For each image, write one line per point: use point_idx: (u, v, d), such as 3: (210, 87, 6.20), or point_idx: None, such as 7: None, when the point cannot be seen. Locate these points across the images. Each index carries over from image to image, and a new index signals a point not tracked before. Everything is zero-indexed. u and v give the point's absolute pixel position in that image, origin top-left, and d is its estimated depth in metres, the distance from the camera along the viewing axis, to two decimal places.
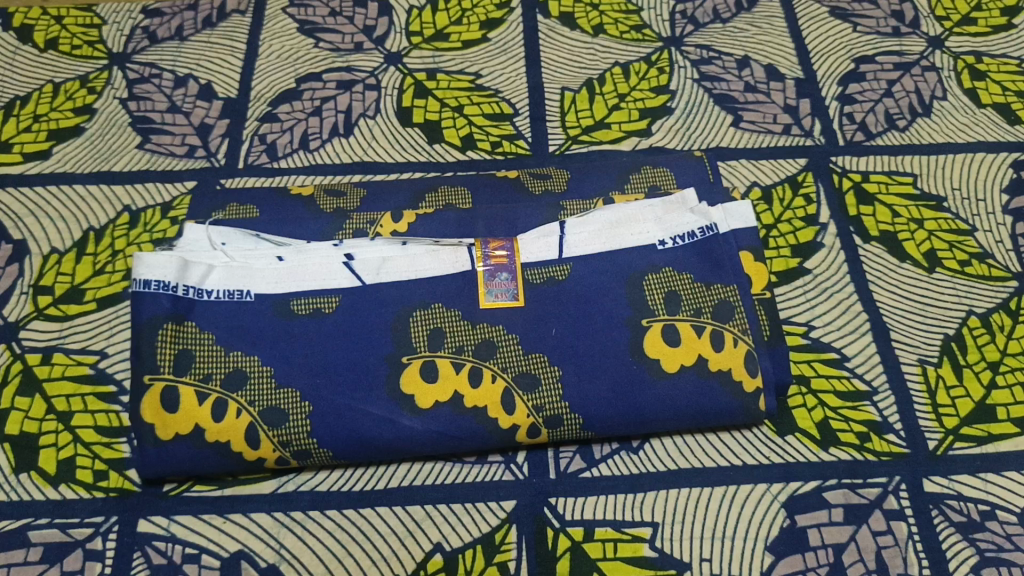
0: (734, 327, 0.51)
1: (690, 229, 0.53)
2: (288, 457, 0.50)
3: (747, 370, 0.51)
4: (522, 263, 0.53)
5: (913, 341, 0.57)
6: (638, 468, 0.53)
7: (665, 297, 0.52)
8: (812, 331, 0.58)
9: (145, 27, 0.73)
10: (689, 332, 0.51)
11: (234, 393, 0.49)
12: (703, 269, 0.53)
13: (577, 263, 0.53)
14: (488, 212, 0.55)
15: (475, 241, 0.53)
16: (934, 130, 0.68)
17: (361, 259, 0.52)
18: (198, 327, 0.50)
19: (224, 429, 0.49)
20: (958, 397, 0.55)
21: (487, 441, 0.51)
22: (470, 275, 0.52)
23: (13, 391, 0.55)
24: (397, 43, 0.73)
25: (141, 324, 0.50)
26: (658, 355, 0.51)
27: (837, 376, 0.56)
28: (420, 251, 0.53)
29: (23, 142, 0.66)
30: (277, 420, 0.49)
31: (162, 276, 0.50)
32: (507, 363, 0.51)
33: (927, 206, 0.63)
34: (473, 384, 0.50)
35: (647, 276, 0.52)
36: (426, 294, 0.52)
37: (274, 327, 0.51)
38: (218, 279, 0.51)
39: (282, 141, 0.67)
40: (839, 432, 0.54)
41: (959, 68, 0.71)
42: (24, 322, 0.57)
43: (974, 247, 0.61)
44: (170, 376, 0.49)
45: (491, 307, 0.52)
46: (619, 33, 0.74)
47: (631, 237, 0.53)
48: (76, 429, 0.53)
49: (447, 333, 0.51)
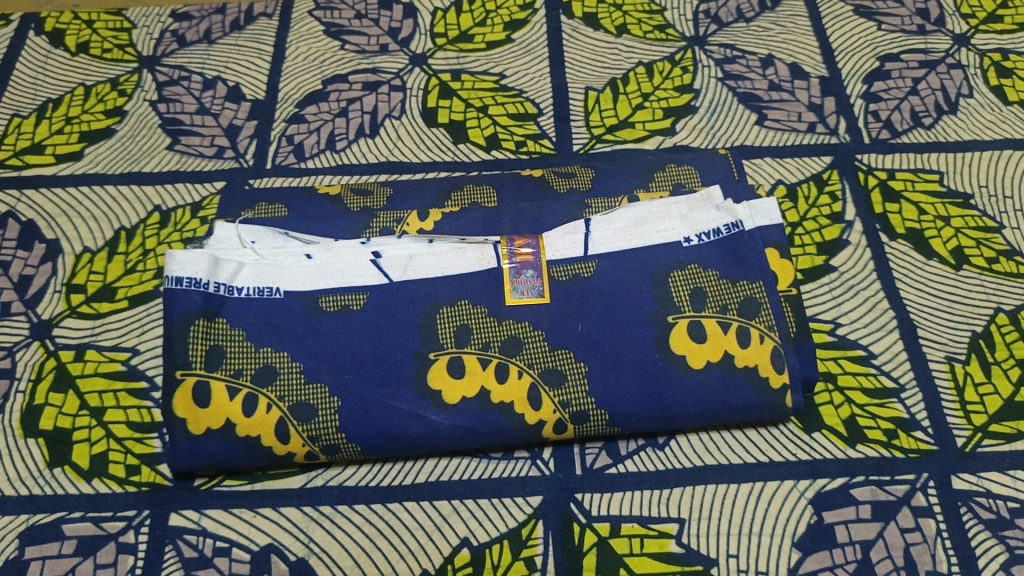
0: (761, 324, 0.51)
1: (715, 227, 0.54)
2: (317, 452, 0.51)
3: (774, 366, 0.51)
4: (548, 260, 0.53)
5: (940, 338, 0.57)
6: (664, 465, 0.53)
7: (691, 293, 0.52)
8: (838, 328, 0.58)
9: (174, 31, 0.75)
10: (715, 328, 0.51)
11: (265, 388, 0.50)
12: (729, 266, 0.53)
13: (602, 261, 0.53)
14: (515, 210, 0.56)
15: (501, 239, 0.54)
16: (960, 128, 0.67)
17: (389, 257, 0.53)
18: (228, 324, 0.51)
19: (255, 424, 0.50)
20: (986, 394, 0.55)
21: (514, 436, 0.51)
22: (497, 272, 0.53)
23: (48, 387, 0.55)
24: (422, 45, 0.74)
25: (173, 321, 0.51)
26: (684, 351, 0.51)
27: (864, 373, 0.56)
28: (446, 248, 0.53)
29: (56, 144, 0.67)
30: (306, 415, 0.50)
31: (193, 272, 0.51)
32: (534, 360, 0.51)
33: (954, 203, 0.63)
34: (500, 380, 0.50)
35: (673, 272, 0.53)
36: (452, 291, 0.52)
37: (303, 324, 0.51)
38: (247, 276, 0.52)
39: (310, 142, 0.67)
40: (867, 429, 0.54)
41: (985, 66, 0.71)
42: (57, 320, 0.58)
43: (1002, 245, 0.61)
44: (201, 371, 0.50)
45: (517, 304, 0.52)
46: (643, 33, 0.74)
47: (656, 235, 0.54)
48: (108, 424, 0.54)
49: (474, 330, 0.51)
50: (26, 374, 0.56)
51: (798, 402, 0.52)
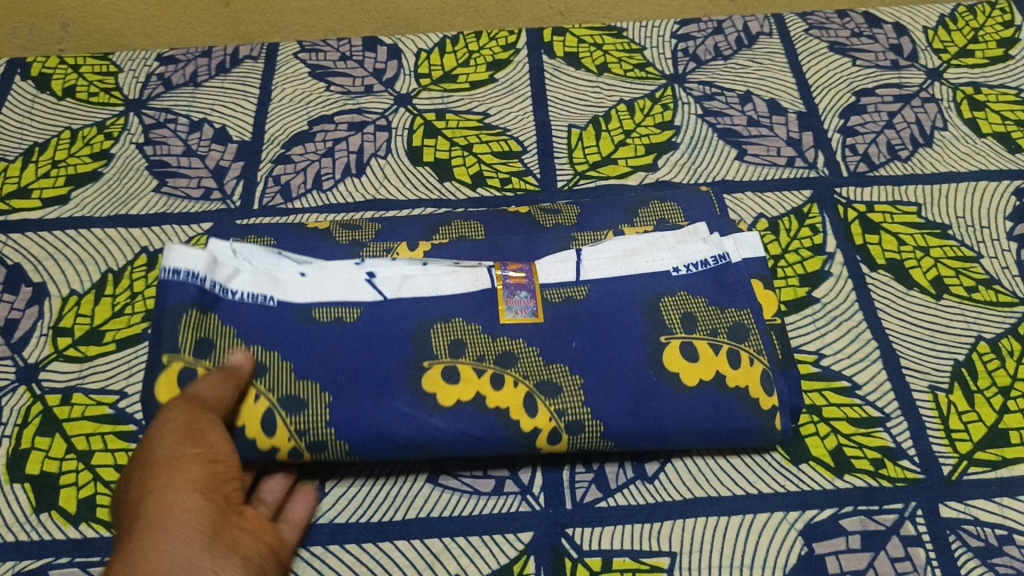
0: (751, 347, 0.52)
1: (703, 258, 0.54)
2: (301, 449, 0.50)
3: (764, 389, 0.51)
4: (541, 283, 0.53)
5: (923, 367, 0.58)
6: (654, 497, 0.53)
7: (682, 316, 0.52)
8: (821, 359, 0.58)
9: (161, 74, 0.75)
10: (707, 349, 0.51)
11: (254, 380, 0.50)
12: (717, 293, 0.53)
13: (594, 286, 0.53)
14: (505, 242, 0.57)
15: (494, 264, 0.54)
16: (936, 160, 0.69)
17: (384, 277, 0.53)
18: (221, 320, 0.51)
19: (240, 412, 0.49)
20: (970, 422, 0.55)
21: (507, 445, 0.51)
22: (491, 294, 0.53)
23: (34, 431, 0.55)
24: (407, 85, 0.75)
25: (165, 310, 0.51)
26: (677, 369, 0.51)
27: (849, 404, 0.57)
28: (439, 271, 0.53)
29: (42, 188, 0.67)
30: (294, 408, 0.49)
31: (190, 266, 0.51)
32: (528, 372, 0.51)
33: (932, 234, 0.64)
34: (496, 387, 0.50)
35: (663, 298, 0.53)
36: (446, 309, 0.52)
37: (296, 331, 0.51)
38: (244, 281, 0.52)
39: (296, 182, 0.68)
40: (854, 458, 0.54)
41: (958, 99, 0.73)
42: (44, 364, 0.58)
43: (981, 274, 0.62)
44: (189, 358, 0.50)
45: (512, 322, 0.52)
46: (624, 72, 0.76)
47: (647, 265, 0.54)
48: (96, 468, 0.54)
49: (468, 344, 0.51)
50: (13, 419, 0.56)
51: (787, 426, 0.52)
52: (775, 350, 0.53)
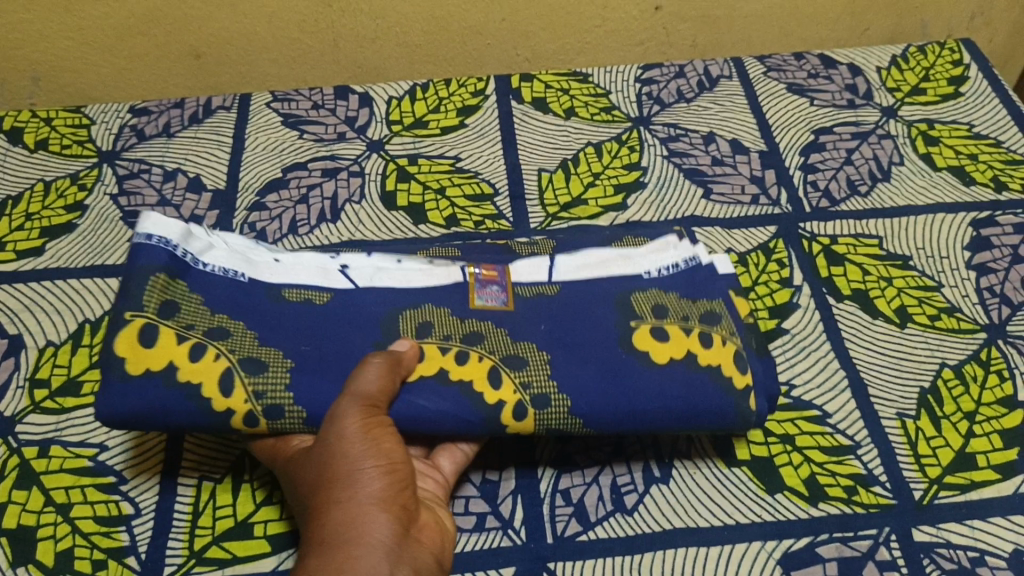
0: (722, 330, 0.52)
1: (674, 261, 0.55)
2: (259, 416, 0.47)
3: (738, 367, 0.50)
4: (514, 282, 0.54)
5: (890, 395, 0.59)
6: (634, 530, 0.54)
7: (652, 305, 0.53)
8: (792, 390, 0.60)
9: (134, 126, 0.76)
10: (678, 332, 0.51)
11: (216, 342, 0.48)
12: (692, 288, 0.54)
13: (566, 286, 0.54)
14: (484, 258, 0.59)
15: (469, 265, 0.55)
16: (895, 194, 0.71)
17: (356, 270, 0.54)
18: (190, 287, 0.50)
19: (199, 371, 0.47)
20: (938, 447, 0.57)
21: (470, 422, 0.49)
22: (462, 286, 0.53)
23: (11, 485, 0.55)
24: (379, 131, 0.76)
25: (134, 269, 0.49)
26: (646, 348, 0.50)
27: (820, 432, 0.58)
28: (413, 267, 0.54)
29: (16, 241, 0.67)
30: (256, 370, 0.47)
31: (164, 233, 0.50)
32: (496, 349, 0.50)
33: (894, 265, 0.66)
34: (460, 362, 0.49)
35: (637, 293, 0.53)
36: (419, 298, 0.52)
37: (263, 307, 0.50)
38: (217, 257, 0.52)
39: (272, 229, 0.68)
40: (827, 486, 0.55)
41: (913, 135, 0.75)
42: (21, 416, 0.58)
43: (942, 302, 0.64)
44: (152, 315, 0.47)
45: (481, 309, 0.52)
46: (590, 115, 0.78)
47: (620, 268, 0.55)
48: (75, 520, 0.53)
49: (436, 326, 0.51)
50: None
51: (762, 408, 0.51)
52: (750, 339, 0.54)
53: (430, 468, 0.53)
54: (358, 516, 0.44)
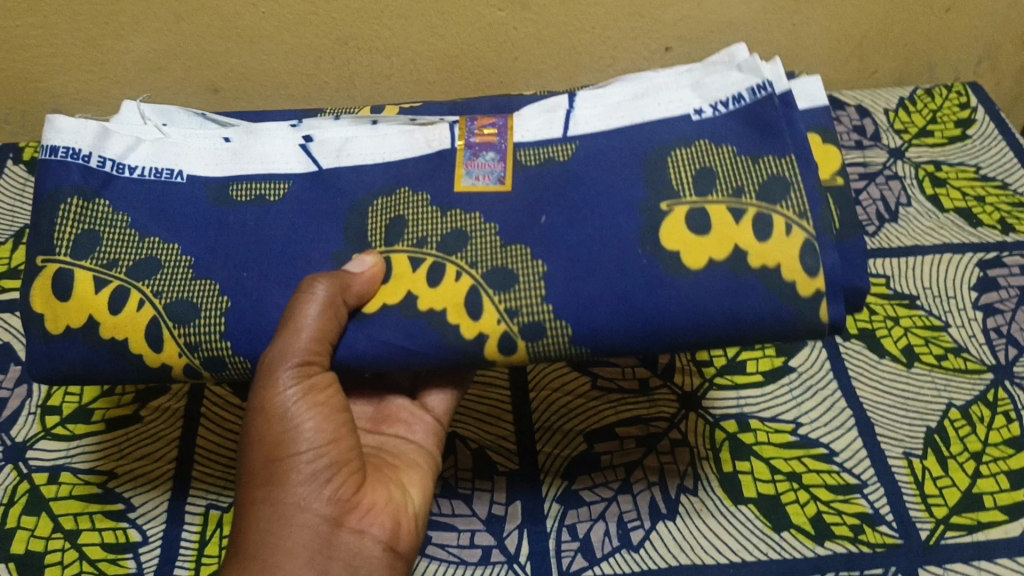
0: (787, 211, 0.42)
1: (737, 91, 0.45)
2: (196, 366, 0.45)
3: (803, 267, 0.41)
4: (515, 143, 0.46)
5: (897, 435, 0.60)
6: (639, 566, 0.54)
7: (695, 176, 0.43)
8: (799, 427, 0.60)
9: None
10: (723, 218, 0.42)
11: (140, 282, 0.45)
12: (753, 141, 0.44)
13: (583, 141, 0.46)
14: (482, 103, 0.53)
15: (459, 121, 0.48)
16: (902, 234, 0.71)
17: (320, 141, 0.48)
18: (108, 206, 0.46)
19: (122, 324, 0.44)
20: (945, 487, 0.57)
21: (445, 352, 0.43)
22: (448, 154, 0.47)
23: (20, 511, 0.55)
24: None
25: (44, 196, 0.46)
26: (677, 247, 0.42)
27: (827, 470, 0.58)
28: (389, 131, 0.48)
29: None
30: (182, 315, 0.44)
31: (73, 142, 0.46)
32: (478, 258, 0.44)
33: (901, 304, 0.66)
34: (432, 282, 0.44)
35: (674, 149, 0.44)
36: (390, 179, 0.47)
37: (205, 213, 0.46)
38: (143, 155, 0.47)
39: None
40: (834, 525, 0.55)
41: (920, 176, 0.76)
42: (32, 442, 0.58)
43: (949, 342, 0.64)
44: (68, 259, 0.45)
45: (469, 190, 0.46)
46: None
47: (658, 108, 0.46)
48: (82, 547, 0.54)
49: (409, 222, 0.45)
50: None
51: (836, 314, 0.43)
52: (829, 216, 0.43)
53: (419, 409, 0.55)
54: (282, 479, 0.43)
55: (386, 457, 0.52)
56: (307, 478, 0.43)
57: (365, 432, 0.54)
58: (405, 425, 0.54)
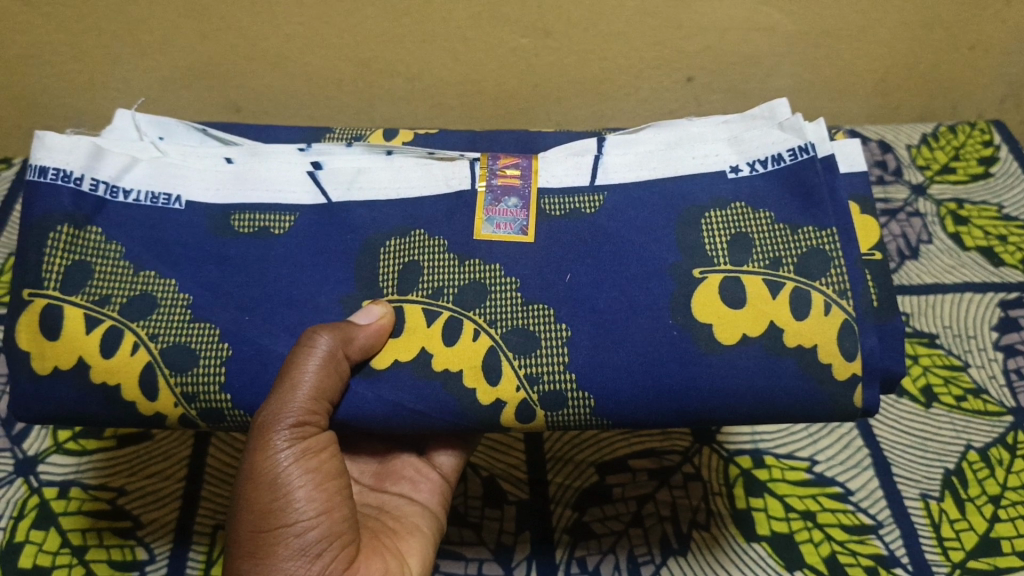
0: (827, 288, 0.41)
1: (777, 152, 0.43)
2: (194, 416, 0.42)
3: (841, 350, 0.40)
4: (539, 188, 0.44)
5: (914, 476, 0.59)
6: None
7: (730, 241, 0.42)
8: (814, 465, 0.59)
9: None
10: (760, 291, 0.41)
11: (134, 323, 0.42)
12: (791, 207, 0.42)
13: (613, 193, 0.43)
14: (505, 137, 0.52)
15: (479, 157, 0.45)
16: (922, 272, 0.71)
17: (331, 170, 0.45)
18: (102, 235, 0.43)
19: (115, 369, 0.42)
20: (962, 530, 0.56)
21: (462, 418, 0.42)
22: (468, 196, 0.44)
23: (29, 525, 0.55)
24: None
25: (32, 221, 0.42)
26: (711, 319, 0.41)
27: (843, 510, 0.57)
28: (405, 163, 0.45)
29: None
30: (181, 362, 0.42)
31: (63, 163, 0.42)
32: (496, 317, 0.42)
33: (921, 342, 0.66)
34: (447, 342, 0.42)
35: (709, 210, 0.43)
36: (406, 216, 0.44)
37: (205, 247, 0.43)
38: (140, 176, 0.43)
39: None
40: (848, 566, 0.54)
41: (942, 214, 0.75)
42: (43, 456, 0.58)
43: (969, 383, 0.63)
44: (55, 293, 0.42)
45: (490, 238, 0.43)
46: None
47: (693, 161, 0.44)
48: (90, 563, 0.54)
49: (424, 269, 0.43)
50: (8, 511, 0.56)
51: (869, 401, 0.41)
52: (868, 295, 0.42)
53: (425, 467, 0.54)
54: (267, 553, 0.40)
55: (387, 519, 0.50)
56: (295, 553, 0.41)
57: (367, 489, 0.52)
58: (409, 483, 0.53)
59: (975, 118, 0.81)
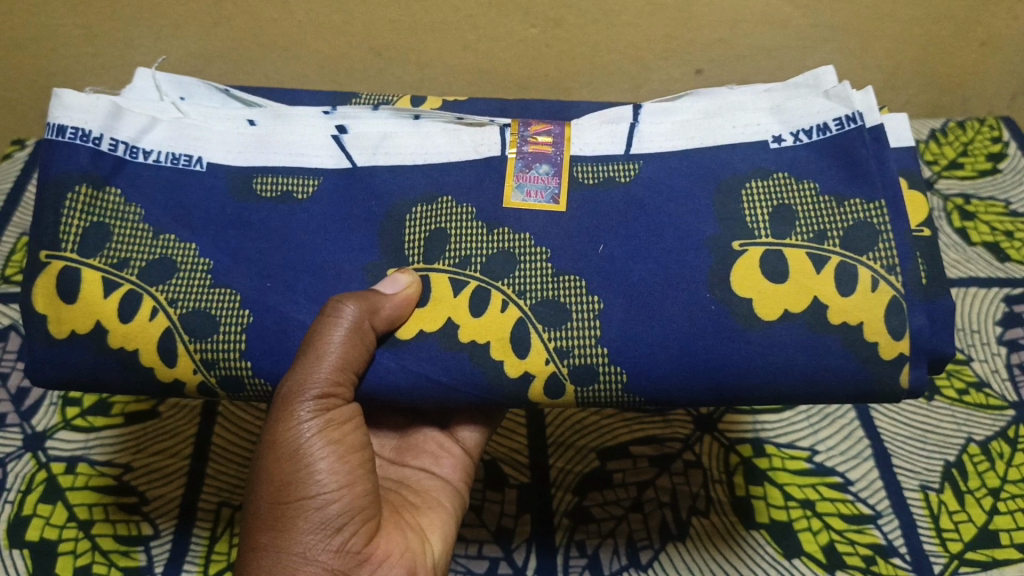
0: (874, 262, 0.40)
1: (823, 121, 0.43)
2: (211, 383, 0.43)
3: (887, 327, 0.40)
4: (572, 156, 0.44)
5: (914, 466, 0.59)
6: None
7: (772, 214, 0.42)
8: (815, 455, 0.60)
9: None
10: (804, 264, 0.41)
11: (153, 287, 0.42)
12: (837, 178, 0.42)
13: (648, 161, 0.44)
14: (534, 105, 0.52)
15: (512, 124, 0.45)
16: None
17: (358, 135, 0.45)
18: (121, 195, 0.43)
19: (133, 332, 0.42)
20: (960, 522, 0.56)
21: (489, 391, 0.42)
22: (498, 164, 0.44)
23: (36, 499, 0.56)
24: None
25: (48, 180, 0.43)
26: (751, 294, 0.41)
27: (842, 499, 0.57)
28: (433, 129, 0.45)
29: None
30: (201, 327, 0.42)
31: (81, 122, 0.43)
32: (526, 289, 0.42)
33: None
34: (474, 313, 0.42)
35: (751, 180, 0.43)
36: (428, 183, 0.44)
37: (227, 211, 0.44)
38: (159, 138, 0.44)
39: None
40: (846, 555, 0.55)
41: (948, 209, 0.75)
42: (52, 432, 0.59)
43: (971, 376, 0.64)
44: (73, 255, 0.42)
45: (521, 207, 0.43)
46: None
47: (733, 130, 0.44)
48: (95, 537, 0.55)
49: (451, 238, 0.43)
50: (16, 485, 0.56)
51: (919, 381, 0.41)
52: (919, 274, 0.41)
53: (447, 442, 0.54)
54: (287, 526, 0.40)
55: (406, 493, 0.51)
56: (316, 526, 0.41)
57: (388, 464, 0.53)
58: (430, 458, 0.54)
59: (985, 115, 0.81)
